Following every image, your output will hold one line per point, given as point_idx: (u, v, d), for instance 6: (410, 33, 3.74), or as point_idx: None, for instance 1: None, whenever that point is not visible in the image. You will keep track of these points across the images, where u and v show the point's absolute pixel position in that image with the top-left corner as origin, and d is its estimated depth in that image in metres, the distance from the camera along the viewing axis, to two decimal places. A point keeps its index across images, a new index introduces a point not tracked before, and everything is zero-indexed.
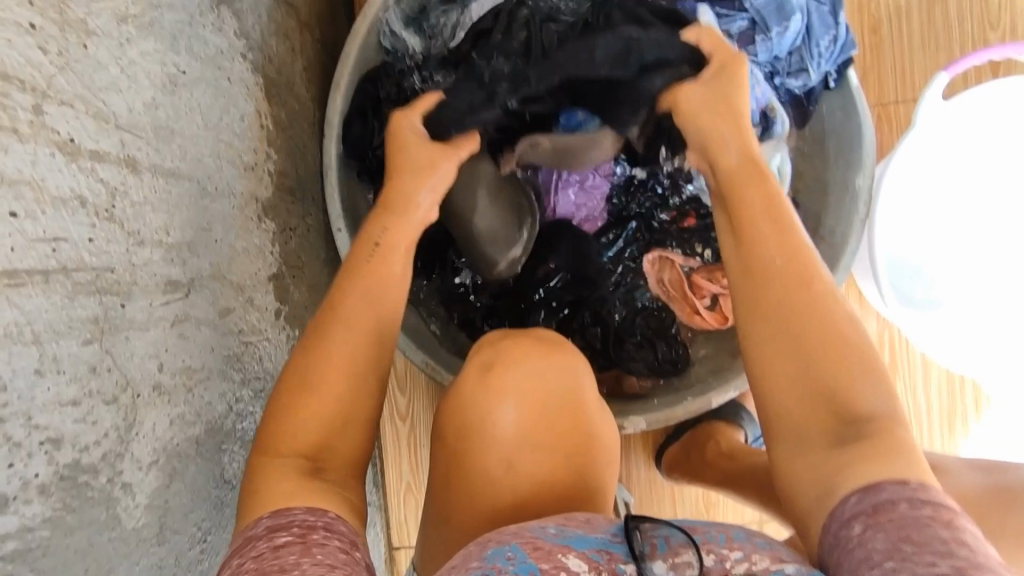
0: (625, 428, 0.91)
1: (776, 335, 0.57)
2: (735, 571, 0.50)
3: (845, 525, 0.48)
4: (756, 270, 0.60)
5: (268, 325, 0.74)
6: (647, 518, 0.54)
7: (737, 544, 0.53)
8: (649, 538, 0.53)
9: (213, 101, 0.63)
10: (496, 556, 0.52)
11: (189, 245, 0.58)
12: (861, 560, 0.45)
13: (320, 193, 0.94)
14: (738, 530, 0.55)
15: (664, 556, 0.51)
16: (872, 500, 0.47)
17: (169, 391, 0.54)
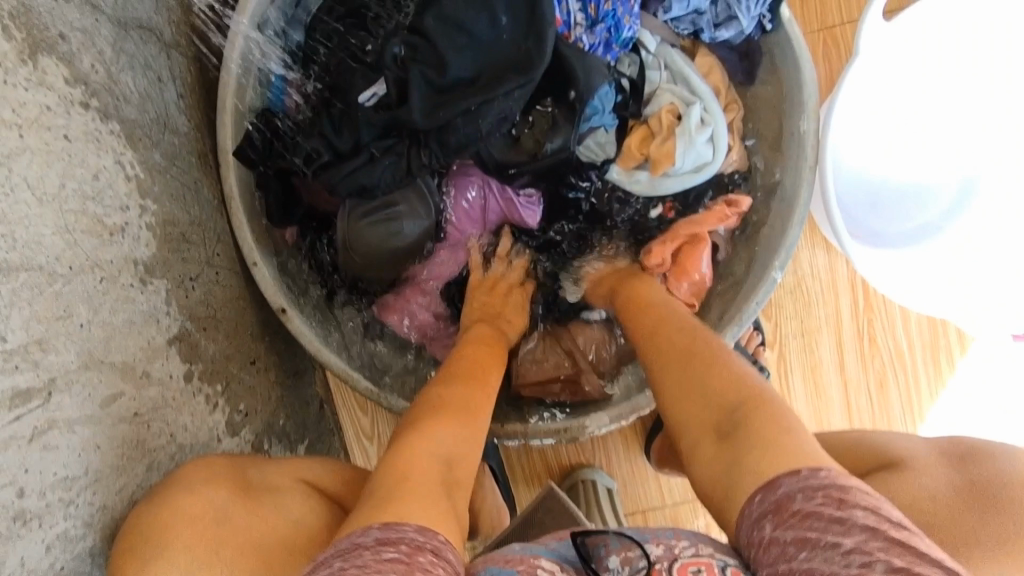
0: (588, 427, 0.87)
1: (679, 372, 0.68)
2: (682, 555, 0.53)
3: (758, 523, 0.52)
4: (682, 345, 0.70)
5: (177, 394, 0.69)
6: (589, 531, 0.55)
7: (681, 540, 0.55)
8: (599, 542, 0.54)
9: (47, 169, 0.56)
10: None
11: (41, 343, 0.52)
12: (779, 554, 0.49)
13: (227, 229, 0.87)
14: (685, 530, 0.57)
15: (615, 552, 0.53)
16: (774, 498, 0.52)
17: (39, 514, 0.48)
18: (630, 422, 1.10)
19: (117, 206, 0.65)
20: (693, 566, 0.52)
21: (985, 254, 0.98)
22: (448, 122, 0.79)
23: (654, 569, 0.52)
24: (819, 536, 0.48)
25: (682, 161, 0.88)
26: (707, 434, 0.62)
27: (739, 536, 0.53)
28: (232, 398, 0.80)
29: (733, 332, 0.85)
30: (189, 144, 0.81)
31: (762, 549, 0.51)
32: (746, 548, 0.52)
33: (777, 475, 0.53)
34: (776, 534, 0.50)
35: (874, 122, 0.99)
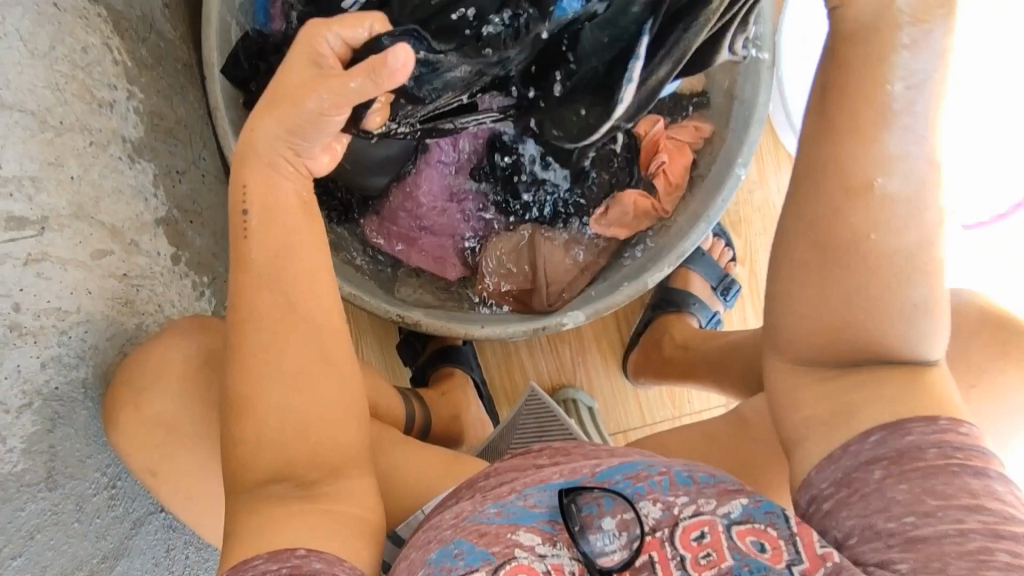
0: (564, 324, 0.90)
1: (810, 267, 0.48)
2: (684, 517, 0.48)
3: (863, 468, 0.46)
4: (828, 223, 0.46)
5: (163, 269, 0.70)
6: (582, 488, 0.50)
7: (682, 490, 0.50)
8: (590, 501, 0.50)
9: (37, 26, 0.58)
10: (443, 557, 0.49)
11: (33, 180, 0.54)
12: (875, 510, 0.45)
13: (212, 137, 0.89)
14: (681, 469, 0.52)
15: (612, 515, 0.49)
16: (896, 444, 0.46)
17: (33, 332, 0.50)
18: (608, 342, 1.12)
19: (105, 83, 0.67)
20: (697, 531, 0.47)
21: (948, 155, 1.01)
22: None
23: (654, 538, 0.48)
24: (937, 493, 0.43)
25: None
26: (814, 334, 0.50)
27: (817, 475, 0.49)
28: (219, 293, 0.82)
29: (701, 228, 0.89)
30: (174, 50, 0.84)
31: (855, 496, 0.46)
32: (827, 487, 0.48)
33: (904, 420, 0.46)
34: (884, 487, 0.45)
35: None
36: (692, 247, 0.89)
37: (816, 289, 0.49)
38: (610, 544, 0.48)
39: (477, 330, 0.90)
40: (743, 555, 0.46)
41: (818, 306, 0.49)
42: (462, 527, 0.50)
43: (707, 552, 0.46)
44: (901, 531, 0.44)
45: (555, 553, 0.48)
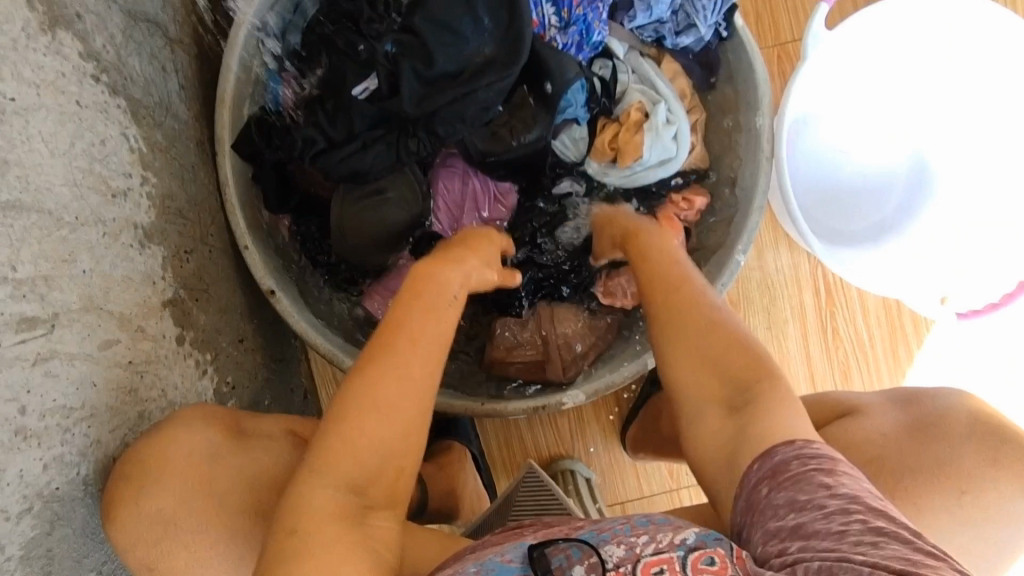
0: (563, 403, 0.91)
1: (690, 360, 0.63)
2: (645, 554, 0.47)
3: (755, 492, 0.51)
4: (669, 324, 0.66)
5: (168, 353, 0.71)
6: (546, 541, 0.50)
7: (642, 528, 0.50)
8: (559, 553, 0.49)
9: (59, 127, 0.60)
10: None
11: (46, 279, 0.55)
12: (768, 522, 0.48)
13: (221, 213, 0.91)
14: (642, 517, 0.52)
15: (580, 563, 0.48)
16: (770, 464, 0.51)
17: (38, 433, 0.51)
18: (607, 414, 1.12)
19: (120, 172, 0.69)
20: (655, 567, 0.46)
21: (943, 244, 1.01)
22: (434, 112, 0.85)
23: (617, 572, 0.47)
24: (811, 498, 0.47)
25: (648, 153, 0.93)
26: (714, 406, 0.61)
27: (736, 517, 0.51)
28: (221, 369, 0.83)
29: None
30: (188, 131, 0.87)
31: (757, 515, 0.49)
32: (742, 526, 0.50)
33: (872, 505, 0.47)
34: (770, 499, 0.49)
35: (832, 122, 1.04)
36: None
37: (698, 355, 0.63)
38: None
39: (478, 407, 0.90)
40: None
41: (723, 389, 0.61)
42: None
43: None
44: (787, 527, 0.46)
45: None
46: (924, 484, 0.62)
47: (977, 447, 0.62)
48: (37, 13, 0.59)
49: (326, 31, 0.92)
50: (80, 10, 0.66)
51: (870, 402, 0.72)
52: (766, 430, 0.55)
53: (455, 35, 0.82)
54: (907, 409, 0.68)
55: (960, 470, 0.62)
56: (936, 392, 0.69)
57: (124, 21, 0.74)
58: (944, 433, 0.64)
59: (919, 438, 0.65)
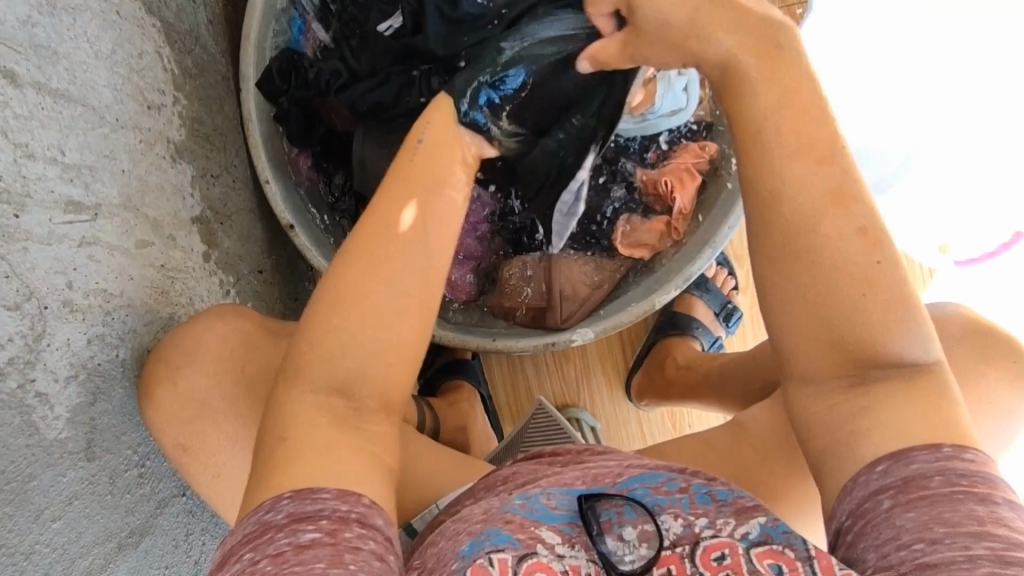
0: (573, 340, 0.93)
1: (819, 313, 0.49)
2: (705, 538, 0.49)
3: (872, 499, 0.45)
4: (803, 257, 0.49)
5: (195, 265, 0.73)
6: (601, 496, 0.52)
7: (702, 509, 0.52)
8: (610, 508, 0.51)
9: (102, 32, 0.62)
10: (472, 548, 0.49)
11: (90, 169, 0.57)
12: (888, 539, 0.43)
13: (243, 147, 0.93)
14: (700, 484, 0.54)
15: (632, 524, 0.50)
16: (900, 473, 0.45)
17: (83, 309, 0.53)
18: (612, 363, 1.15)
19: (155, 88, 0.71)
20: (717, 552, 0.48)
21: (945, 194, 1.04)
22: None
23: (674, 551, 0.49)
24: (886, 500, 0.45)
25: (661, 102, 0.95)
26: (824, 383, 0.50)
27: (839, 507, 0.47)
28: (242, 294, 0.85)
29: (707, 253, 0.92)
30: (215, 63, 0.89)
31: (868, 526, 0.45)
32: (846, 519, 0.46)
33: (906, 449, 0.46)
34: (893, 516, 0.44)
35: (849, 74, 1.05)
36: (697, 272, 0.94)
37: (809, 305, 0.49)
38: (628, 553, 0.49)
39: (489, 342, 0.93)
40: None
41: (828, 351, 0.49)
42: (490, 521, 0.51)
43: (727, 571, 0.47)
44: (912, 558, 0.42)
45: (574, 554, 0.49)
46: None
47: (968, 344, 0.68)
48: None
49: None
50: None
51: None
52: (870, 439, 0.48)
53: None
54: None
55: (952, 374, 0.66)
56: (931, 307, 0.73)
57: None
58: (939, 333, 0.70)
59: None
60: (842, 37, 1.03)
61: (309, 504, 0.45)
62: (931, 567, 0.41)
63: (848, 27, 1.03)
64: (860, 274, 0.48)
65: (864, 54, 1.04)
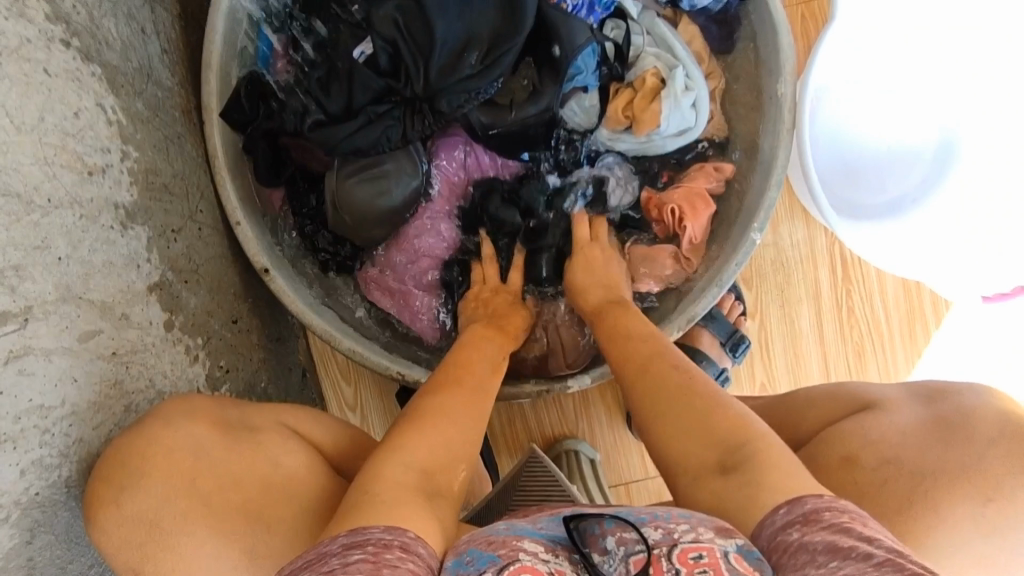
0: (569, 387, 0.87)
1: (678, 409, 0.61)
2: (683, 540, 0.46)
3: (782, 532, 0.47)
4: (646, 369, 0.66)
5: (155, 340, 0.67)
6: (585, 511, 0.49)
7: (680, 519, 0.49)
8: (593, 523, 0.48)
9: (25, 99, 0.55)
10: (453, 565, 0.46)
11: (17, 269, 0.51)
12: (806, 562, 0.44)
13: (209, 187, 0.86)
14: (683, 509, 0.51)
15: (613, 535, 0.46)
16: (801, 510, 0.48)
17: (13, 437, 0.48)
18: (612, 392, 1.10)
19: (98, 147, 0.64)
20: (694, 552, 0.45)
21: (982, 219, 0.98)
22: (443, 88, 0.80)
23: (653, 554, 0.45)
24: (853, 547, 0.43)
25: (666, 123, 0.88)
26: (710, 469, 0.56)
27: (755, 541, 0.49)
28: (213, 353, 0.79)
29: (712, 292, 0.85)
30: (172, 99, 0.81)
31: (787, 555, 0.46)
32: (761, 553, 0.48)
33: (801, 496, 0.49)
34: (806, 543, 0.46)
35: (863, 94, 1.02)
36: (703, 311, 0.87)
37: (675, 412, 0.60)
38: (613, 566, 0.44)
39: None
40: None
41: (697, 441, 0.58)
42: (475, 542, 0.48)
43: (704, 570, 0.43)
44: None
45: (557, 562, 0.46)
46: (947, 486, 0.60)
47: (1006, 450, 0.61)
48: None
49: None
50: None
51: (888, 397, 0.73)
52: (780, 485, 0.51)
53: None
54: (929, 406, 0.69)
55: (985, 475, 0.60)
56: (962, 391, 0.69)
57: None
58: (969, 430, 0.64)
59: (943, 440, 0.64)
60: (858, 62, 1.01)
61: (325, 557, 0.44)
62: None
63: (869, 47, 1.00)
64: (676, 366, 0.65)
65: (887, 74, 1.01)
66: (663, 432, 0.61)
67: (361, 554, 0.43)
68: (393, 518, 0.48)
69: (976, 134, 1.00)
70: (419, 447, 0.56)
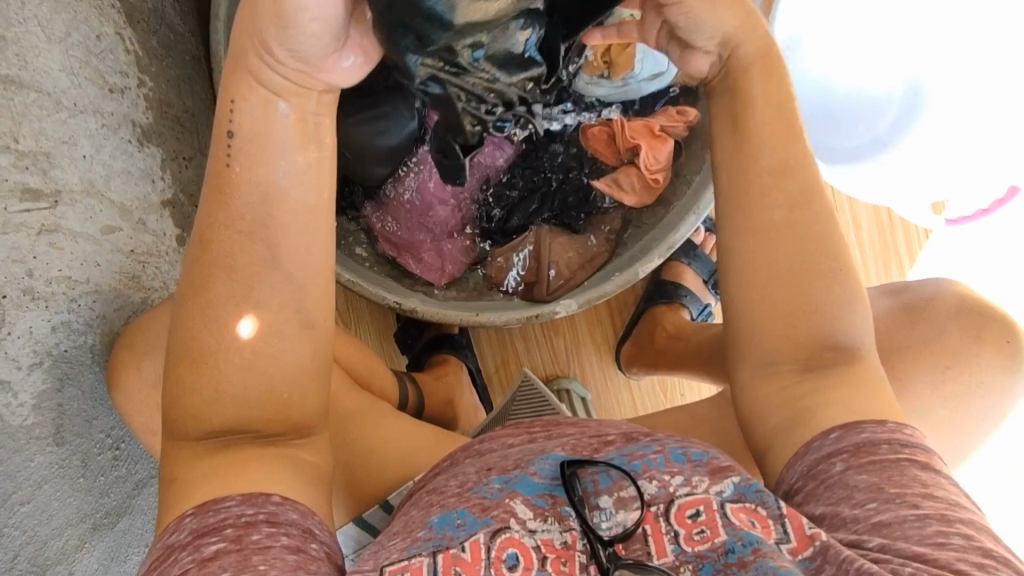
0: (557, 313, 0.92)
1: (779, 287, 0.57)
2: (679, 495, 0.49)
3: (826, 461, 0.51)
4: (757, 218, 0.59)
5: (168, 249, 0.73)
6: (583, 463, 0.51)
7: (677, 467, 0.51)
8: (588, 476, 0.51)
9: (53, 14, 0.61)
10: (443, 524, 0.49)
11: (48, 157, 0.57)
12: (842, 498, 0.49)
13: (218, 127, 0.92)
14: (675, 446, 0.53)
15: (608, 492, 0.50)
16: (854, 440, 0.51)
17: (46, 297, 0.53)
18: (601, 333, 1.15)
19: (117, 71, 0.70)
20: (691, 509, 0.48)
21: (956, 149, 1.00)
22: None
23: (650, 512, 0.48)
24: (897, 494, 0.47)
25: (639, 67, 0.93)
26: (790, 363, 0.57)
27: (789, 470, 0.53)
28: None
29: (690, 219, 0.90)
30: (183, 43, 0.87)
31: (822, 487, 0.50)
32: (796, 481, 0.52)
33: (857, 421, 0.52)
34: (846, 477, 0.49)
35: (833, 36, 1.03)
36: (681, 238, 0.92)
37: (774, 277, 0.58)
38: (608, 522, 0.48)
39: (472, 317, 0.92)
40: (736, 530, 0.46)
41: (780, 319, 0.57)
42: (463, 498, 0.51)
43: (702, 528, 0.47)
44: (866, 520, 0.47)
45: (546, 527, 0.48)
46: (909, 361, 0.67)
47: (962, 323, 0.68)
48: None
49: None
50: None
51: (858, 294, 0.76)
52: (855, 404, 0.53)
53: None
54: (892, 297, 0.72)
55: (948, 347, 0.67)
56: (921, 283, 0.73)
57: None
58: (932, 313, 0.69)
59: (909, 324, 0.68)
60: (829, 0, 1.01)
61: (213, 515, 0.46)
62: (886, 523, 0.46)
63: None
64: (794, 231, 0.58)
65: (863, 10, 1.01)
66: (749, 296, 0.59)
67: (219, 540, 0.44)
68: (252, 485, 0.48)
69: (946, 68, 0.99)
70: (232, 377, 0.50)
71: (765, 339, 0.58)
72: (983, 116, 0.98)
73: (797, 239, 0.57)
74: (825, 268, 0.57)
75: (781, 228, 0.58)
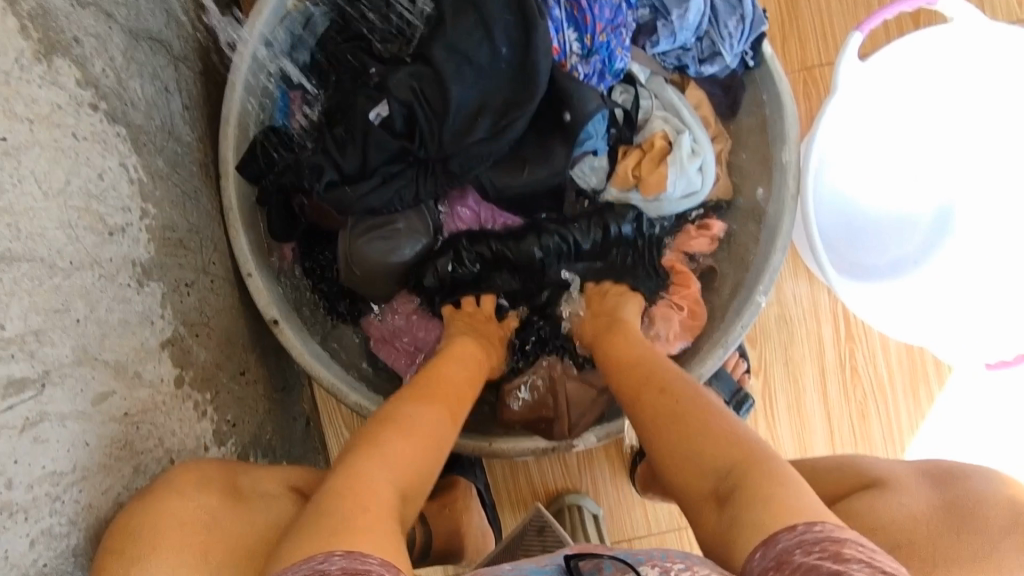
0: (574, 446, 0.86)
1: (666, 435, 0.64)
2: None
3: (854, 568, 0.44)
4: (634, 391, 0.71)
5: (165, 397, 0.67)
6: (584, 554, 0.50)
7: (676, 560, 0.50)
8: (591, 566, 0.49)
9: (54, 164, 0.56)
10: None
11: (37, 334, 0.51)
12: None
13: (223, 239, 0.87)
14: (674, 550, 0.52)
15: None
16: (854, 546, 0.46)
17: (26, 507, 0.47)
18: (616, 447, 1.09)
19: (119, 207, 0.65)
20: None
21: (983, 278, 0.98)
22: (447, 156, 0.81)
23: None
24: None
25: (672, 188, 0.89)
26: (705, 496, 0.59)
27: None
28: (221, 408, 0.79)
29: (718, 353, 0.85)
30: (191, 154, 0.83)
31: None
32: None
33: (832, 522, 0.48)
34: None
35: (868, 147, 1.00)
36: (709, 372, 0.86)
37: (682, 429, 0.63)
38: None
39: (485, 447, 0.86)
40: None
41: (689, 462, 0.61)
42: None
43: None
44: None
45: None
46: None
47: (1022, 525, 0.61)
48: (31, 40, 0.56)
49: (334, 50, 0.88)
50: (79, 35, 0.63)
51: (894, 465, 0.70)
52: (759, 516, 0.51)
53: (474, 66, 0.78)
54: (939, 489, 0.63)
55: None
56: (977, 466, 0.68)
57: (125, 41, 0.71)
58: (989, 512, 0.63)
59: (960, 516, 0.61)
60: (868, 109, 0.96)
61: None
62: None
63: (881, 94, 0.94)
64: (658, 390, 0.68)
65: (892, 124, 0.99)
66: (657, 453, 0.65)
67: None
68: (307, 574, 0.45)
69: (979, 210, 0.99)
70: (377, 466, 0.56)
71: (683, 485, 0.61)
72: (1012, 257, 0.96)
73: (657, 387, 0.69)
74: (693, 404, 0.65)
75: (684, 408, 0.64)
